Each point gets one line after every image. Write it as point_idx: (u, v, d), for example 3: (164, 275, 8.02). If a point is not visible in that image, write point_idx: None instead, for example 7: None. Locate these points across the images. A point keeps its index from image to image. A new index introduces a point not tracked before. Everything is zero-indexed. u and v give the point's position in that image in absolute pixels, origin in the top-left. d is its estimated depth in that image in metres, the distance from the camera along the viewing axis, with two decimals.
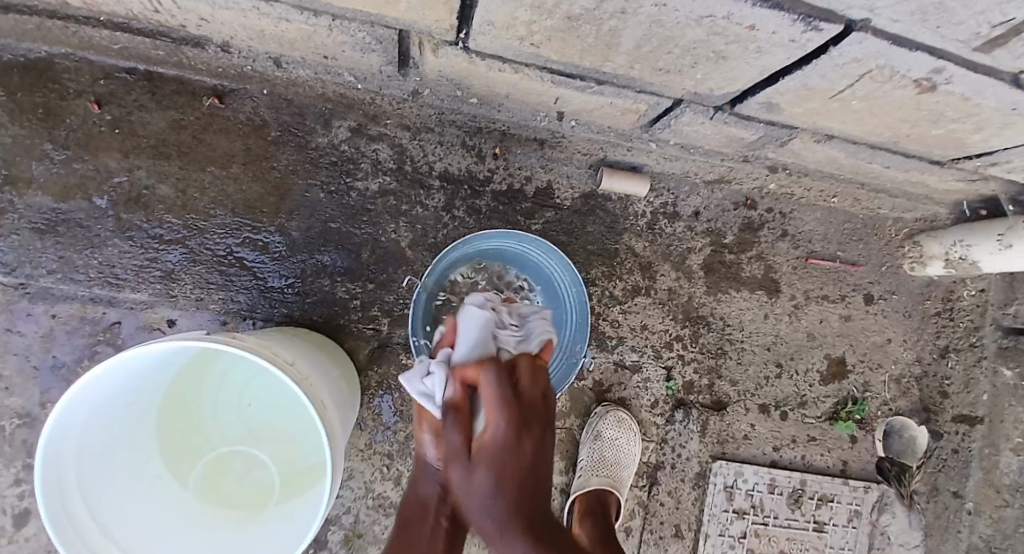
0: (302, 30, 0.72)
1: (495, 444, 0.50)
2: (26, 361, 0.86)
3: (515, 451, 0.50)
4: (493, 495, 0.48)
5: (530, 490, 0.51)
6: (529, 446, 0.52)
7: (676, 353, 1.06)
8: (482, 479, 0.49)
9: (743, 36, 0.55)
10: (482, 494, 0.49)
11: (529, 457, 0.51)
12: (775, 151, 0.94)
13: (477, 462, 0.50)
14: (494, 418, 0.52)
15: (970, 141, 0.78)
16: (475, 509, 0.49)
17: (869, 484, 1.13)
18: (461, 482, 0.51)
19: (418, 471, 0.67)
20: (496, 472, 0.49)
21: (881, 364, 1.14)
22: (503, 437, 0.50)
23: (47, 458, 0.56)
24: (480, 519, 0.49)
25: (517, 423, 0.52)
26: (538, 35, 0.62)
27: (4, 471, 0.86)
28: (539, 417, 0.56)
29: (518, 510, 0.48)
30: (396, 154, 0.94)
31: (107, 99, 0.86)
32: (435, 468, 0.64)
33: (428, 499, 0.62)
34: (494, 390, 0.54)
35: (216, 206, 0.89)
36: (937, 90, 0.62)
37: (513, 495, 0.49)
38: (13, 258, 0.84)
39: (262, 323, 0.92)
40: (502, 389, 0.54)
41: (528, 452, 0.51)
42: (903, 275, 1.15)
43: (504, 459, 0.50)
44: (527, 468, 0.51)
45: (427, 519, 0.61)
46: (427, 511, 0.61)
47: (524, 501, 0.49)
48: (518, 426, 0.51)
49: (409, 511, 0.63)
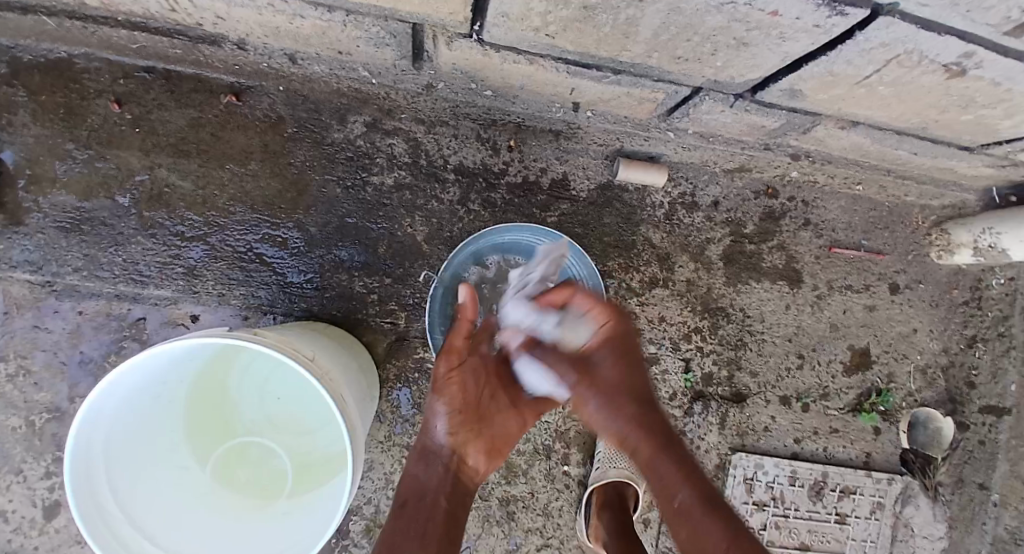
0: (316, 26, 0.71)
1: (612, 339, 0.73)
2: (55, 356, 0.89)
3: (625, 344, 0.74)
4: (613, 375, 0.73)
5: (638, 380, 0.74)
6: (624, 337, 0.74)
7: (694, 346, 1.05)
8: (609, 367, 0.73)
9: (765, 22, 0.54)
10: (613, 374, 0.73)
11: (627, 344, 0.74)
12: (798, 139, 0.92)
13: (597, 358, 0.73)
14: (607, 321, 0.74)
15: (1000, 127, 0.75)
16: (601, 389, 0.73)
17: (892, 476, 1.12)
18: (585, 378, 0.74)
19: (416, 452, 0.75)
20: (614, 356, 0.73)
21: (906, 355, 1.12)
22: (615, 330, 0.74)
23: (77, 452, 0.58)
24: (596, 395, 0.74)
25: (623, 323, 0.74)
26: (553, 26, 0.61)
27: (35, 464, 0.89)
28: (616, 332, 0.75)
29: (627, 388, 0.73)
30: (411, 148, 0.94)
31: (126, 99, 0.88)
32: (436, 451, 0.74)
33: (427, 478, 0.72)
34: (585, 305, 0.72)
35: (235, 203, 0.90)
36: (966, 74, 0.60)
37: (626, 378, 0.73)
38: (40, 257, 0.87)
39: (282, 318, 0.93)
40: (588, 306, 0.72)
41: (631, 347, 0.74)
42: (930, 264, 1.12)
43: (619, 354, 0.73)
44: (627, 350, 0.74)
45: (424, 499, 0.70)
46: (426, 489, 0.71)
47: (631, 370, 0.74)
48: (625, 328, 0.75)
49: (407, 489, 0.71)
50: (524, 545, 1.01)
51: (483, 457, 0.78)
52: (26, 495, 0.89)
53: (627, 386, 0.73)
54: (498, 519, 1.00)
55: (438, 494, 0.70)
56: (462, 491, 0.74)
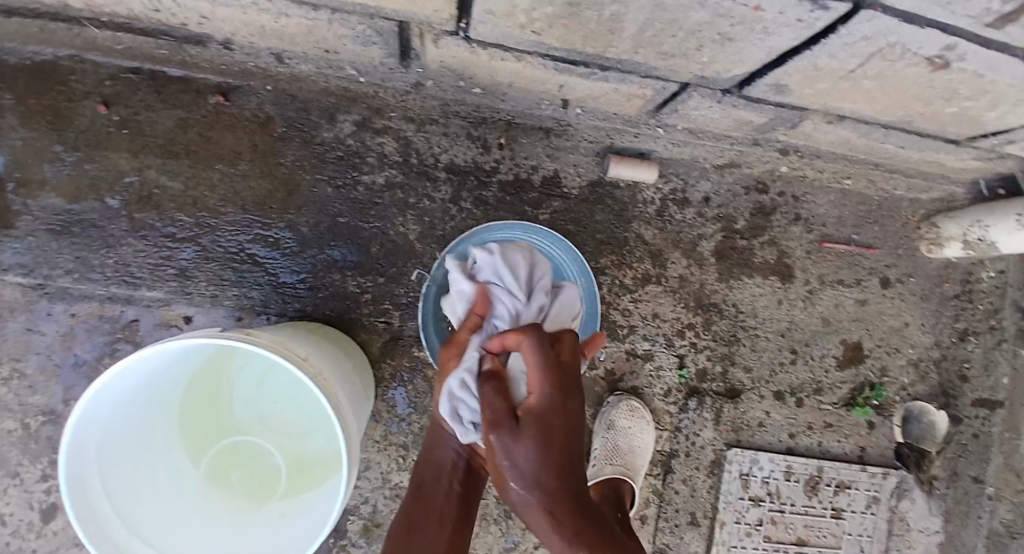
0: (302, 25, 0.72)
1: (544, 415, 0.53)
2: (48, 360, 0.88)
3: (562, 421, 0.54)
4: (541, 464, 0.51)
5: (570, 454, 0.54)
6: (567, 411, 0.55)
7: (687, 341, 1.05)
8: (530, 450, 0.51)
9: (749, 17, 0.54)
10: (529, 467, 0.51)
11: (562, 419, 0.54)
12: (786, 134, 0.93)
13: (521, 428, 0.53)
14: (542, 390, 0.55)
15: (986, 119, 0.76)
16: (513, 479, 0.51)
17: (887, 470, 1.12)
18: (499, 448, 0.52)
19: (434, 433, 0.72)
20: (541, 440, 0.52)
21: (898, 349, 1.12)
22: (551, 405, 0.54)
23: (70, 456, 0.57)
24: (515, 485, 0.52)
25: (567, 395, 0.56)
26: (538, 22, 0.61)
27: (31, 468, 0.89)
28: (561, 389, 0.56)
29: (558, 482, 0.52)
30: (401, 147, 0.94)
31: (114, 100, 0.87)
32: (450, 439, 0.70)
33: (443, 462, 0.70)
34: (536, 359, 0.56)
35: (226, 203, 0.90)
36: (949, 67, 0.60)
37: (557, 462, 0.52)
38: (31, 260, 0.87)
39: (275, 318, 0.93)
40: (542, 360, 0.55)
41: (571, 427, 0.55)
42: (920, 257, 1.13)
43: (548, 430, 0.53)
44: (565, 425, 0.54)
45: (441, 482, 0.70)
46: (441, 473, 0.70)
47: (556, 466, 0.52)
48: (566, 398, 0.56)
49: (425, 473, 0.71)
50: (521, 543, 1.01)
51: None
52: (23, 498, 0.89)
53: (554, 477, 0.52)
54: (495, 517, 1.00)
55: (453, 480, 0.70)
56: (479, 474, 0.73)
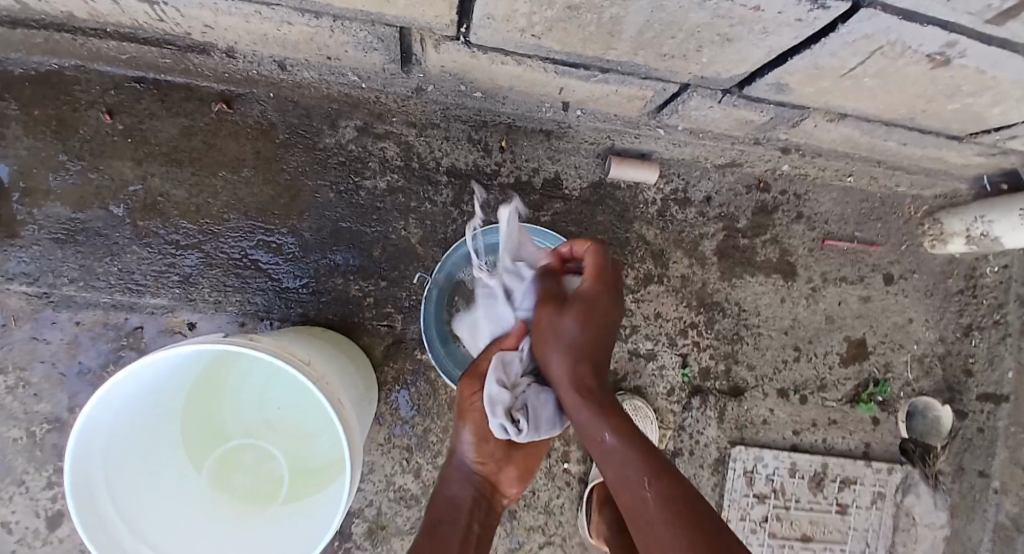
0: (304, 32, 0.72)
1: (591, 296, 0.64)
2: (54, 368, 0.89)
3: (604, 306, 0.64)
4: (582, 332, 0.61)
5: (604, 344, 0.63)
6: (614, 311, 0.65)
7: (690, 341, 1.05)
8: (572, 317, 0.62)
9: (748, 17, 0.54)
10: (568, 326, 0.62)
11: (607, 312, 0.64)
12: (788, 133, 0.92)
13: (569, 306, 0.64)
14: (592, 281, 0.66)
15: (988, 115, 0.76)
16: (556, 341, 0.62)
17: (892, 465, 1.12)
18: (549, 318, 0.64)
19: (448, 472, 0.72)
20: (583, 315, 0.62)
21: (902, 345, 1.12)
22: (596, 293, 0.64)
23: (75, 462, 0.58)
24: (553, 349, 0.62)
25: (614, 294, 0.66)
26: (539, 26, 0.61)
27: (37, 475, 0.89)
28: (612, 290, 0.66)
29: (591, 355, 0.61)
30: (403, 151, 0.94)
31: (118, 110, 0.88)
32: (469, 474, 0.71)
33: (460, 499, 0.70)
34: (594, 259, 0.68)
35: (229, 210, 0.91)
36: (950, 64, 0.60)
37: (593, 336, 0.62)
38: (36, 269, 0.87)
39: (279, 323, 0.93)
40: (597, 260, 0.67)
41: (611, 317, 0.65)
42: (924, 254, 1.13)
43: (592, 314, 0.63)
44: (609, 316, 0.64)
45: (459, 520, 0.68)
46: (459, 513, 0.69)
47: (592, 344, 0.62)
48: (612, 301, 0.65)
49: (439, 510, 0.69)
50: (526, 544, 1.02)
51: (513, 480, 0.74)
52: (28, 506, 0.89)
53: (589, 351, 0.61)
54: (500, 518, 1.00)
55: (471, 520, 0.69)
56: (492, 515, 0.73)
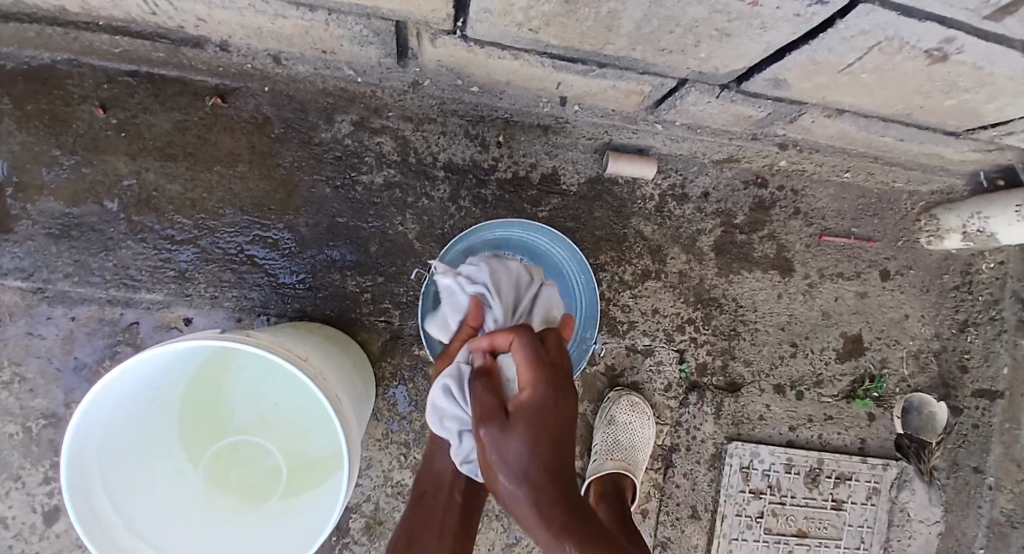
0: (299, 26, 0.71)
1: (539, 406, 0.52)
2: (50, 363, 0.89)
3: (556, 414, 0.52)
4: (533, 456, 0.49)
5: (563, 460, 0.52)
6: (563, 409, 0.54)
7: (688, 336, 1.05)
8: (522, 441, 0.49)
9: (746, 12, 0.54)
10: (517, 455, 0.49)
11: (557, 421, 0.52)
12: (785, 128, 0.92)
13: (512, 423, 0.51)
14: (535, 383, 0.54)
15: (986, 111, 0.76)
16: (507, 471, 0.50)
17: (887, 461, 1.13)
18: (493, 444, 0.51)
19: (434, 447, 0.75)
20: (533, 433, 0.50)
21: (898, 341, 1.13)
22: (543, 399, 0.52)
23: (72, 457, 0.57)
24: (507, 479, 0.50)
25: (558, 387, 0.54)
26: (536, 20, 0.61)
27: (33, 470, 0.89)
28: (556, 388, 0.54)
29: (552, 487, 0.49)
30: (399, 146, 0.94)
31: (112, 104, 0.87)
32: (449, 448, 0.73)
33: (442, 473, 0.72)
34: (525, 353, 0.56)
35: (225, 205, 0.90)
36: (949, 60, 0.60)
37: (551, 460, 0.50)
38: (30, 264, 0.87)
39: (275, 319, 0.93)
40: (530, 354, 0.56)
41: (566, 418, 0.54)
42: (920, 249, 1.13)
43: (540, 423, 0.51)
44: (560, 425, 0.52)
45: (440, 493, 0.71)
46: (440, 486, 0.72)
47: (548, 467, 0.50)
48: (561, 393, 0.54)
49: (426, 483, 0.73)
50: (523, 538, 1.02)
51: None
52: (25, 501, 0.89)
53: (551, 478, 0.49)
54: (497, 513, 1.01)
55: (451, 491, 0.71)
56: (477, 489, 0.74)
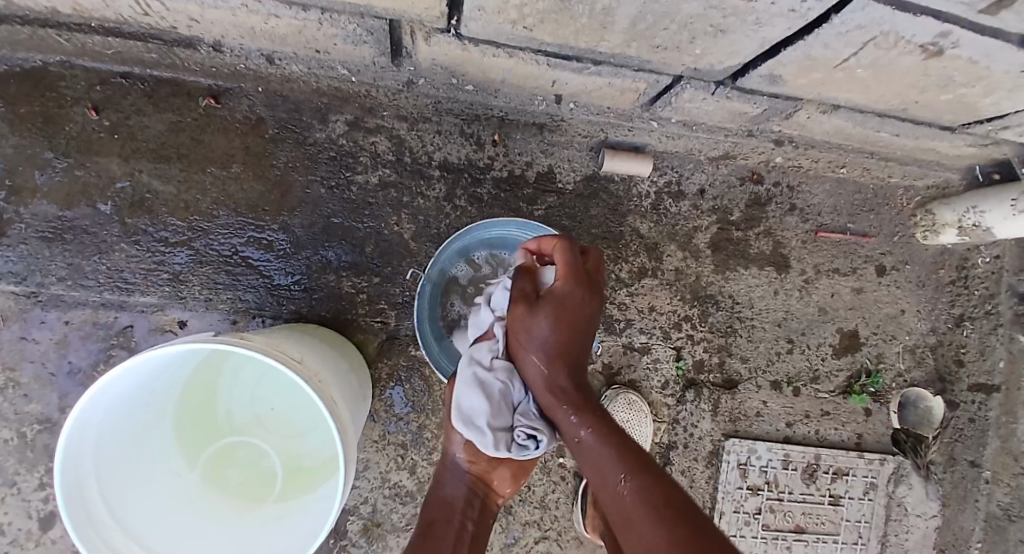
0: (292, 25, 0.71)
1: (564, 294, 0.62)
2: (44, 368, 0.88)
3: (580, 300, 0.63)
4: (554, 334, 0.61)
5: (579, 339, 0.65)
6: (590, 303, 0.64)
7: (684, 334, 1.05)
8: (548, 316, 0.62)
9: (741, 8, 0.54)
10: (542, 330, 0.62)
11: (585, 312, 0.64)
12: (780, 124, 0.92)
13: (541, 306, 0.63)
14: (565, 278, 0.63)
15: (981, 105, 0.76)
16: (530, 344, 0.62)
17: (884, 456, 1.13)
18: (522, 318, 0.63)
19: (443, 473, 0.74)
20: (557, 313, 0.62)
21: (894, 336, 1.13)
22: (571, 290, 0.62)
23: (66, 464, 0.57)
24: (532, 352, 0.62)
25: (586, 285, 0.64)
26: (530, 18, 0.61)
27: (28, 476, 0.89)
28: (589, 288, 0.64)
29: (565, 362, 0.63)
30: (394, 145, 0.93)
31: (105, 105, 0.86)
32: (462, 472, 0.72)
33: (453, 499, 0.71)
34: (567, 256, 0.63)
35: (218, 206, 0.90)
36: (944, 54, 0.60)
37: (567, 336, 0.63)
38: (24, 268, 0.86)
39: (271, 321, 0.93)
40: (571, 257, 0.63)
41: (587, 309, 0.64)
42: (915, 244, 1.13)
43: (566, 308, 0.62)
44: (582, 314, 0.63)
45: (452, 521, 0.70)
46: (452, 513, 0.70)
47: (568, 345, 0.63)
48: (586, 291, 0.63)
49: (434, 511, 0.71)
50: (522, 538, 1.02)
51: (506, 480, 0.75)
52: (21, 506, 0.89)
53: (566, 342, 0.63)
54: (496, 513, 1.01)
55: (465, 518, 0.70)
56: (485, 519, 0.74)
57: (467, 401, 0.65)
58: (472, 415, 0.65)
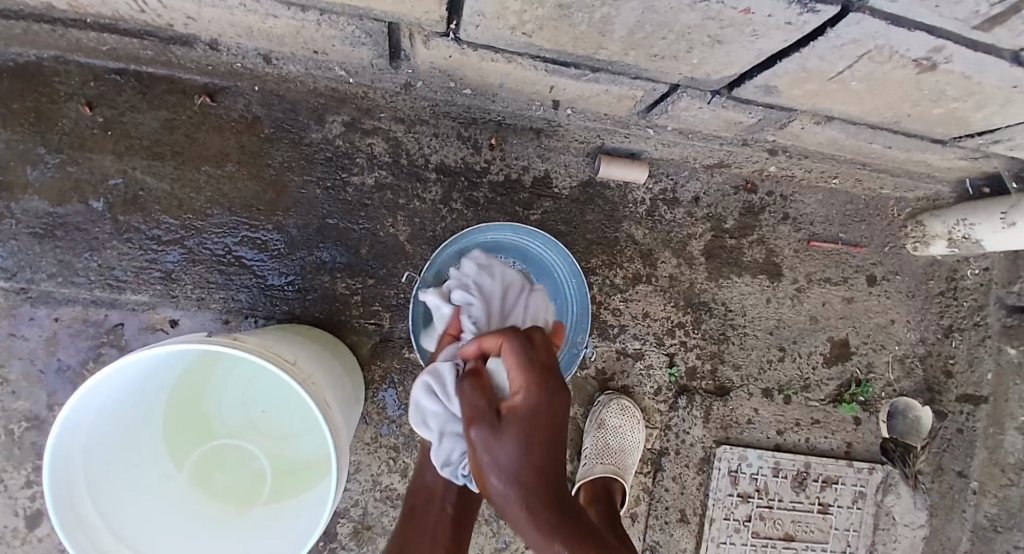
0: (290, 26, 0.71)
1: (532, 409, 0.50)
2: (33, 365, 0.87)
3: (552, 417, 0.50)
4: (523, 460, 0.47)
5: (558, 457, 0.50)
6: (558, 407, 0.52)
7: (678, 340, 1.06)
8: (515, 445, 0.48)
9: (738, 19, 0.54)
10: (507, 459, 0.48)
11: (556, 421, 0.51)
12: (775, 134, 0.93)
13: (505, 424, 0.50)
14: (527, 387, 0.52)
15: (972, 120, 0.77)
16: (496, 475, 0.48)
17: (873, 465, 1.14)
18: (483, 446, 0.50)
19: (424, 457, 0.75)
20: (527, 436, 0.48)
21: (884, 345, 1.14)
22: (538, 404, 0.51)
23: (55, 465, 0.56)
24: (498, 482, 0.48)
25: (552, 391, 0.52)
26: (529, 24, 0.61)
27: (15, 473, 0.87)
28: (555, 392, 0.53)
29: (545, 491, 0.48)
30: (391, 147, 0.93)
31: (98, 102, 0.86)
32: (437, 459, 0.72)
33: (432, 483, 0.72)
34: (519, 358, 0.55)
35: (212, 205, 0.89)
36: (937, 69, 0.61)
37: (542, 461, 0.48)
38: (13, 264, 0.85)
39: (263, 321, 0.92)
40: (523, 355, 0.55)
41: (561, 421, 0.52)
42: (906, 256, 1.14)
43: (533, 427, 0.49)
44: (556, 424, 0.50)
45: (432, 503, 0.71)
46: (432, 496, 0.71)
47: (545, 472, 0.48)
48: (554, 393, 0.52)
49: (417, 496, 0.73)
50: (513, 543, 1.02)
51: None
52: (6, 505, 0.87)
53: (545, 483, 0.48)
54: (487, 518, 1.00)
55: (444, 501, 0.71)
56: (470, 498, 0.73)
57: (420, 399, 0.65)
58: (425, 415, 0.65)
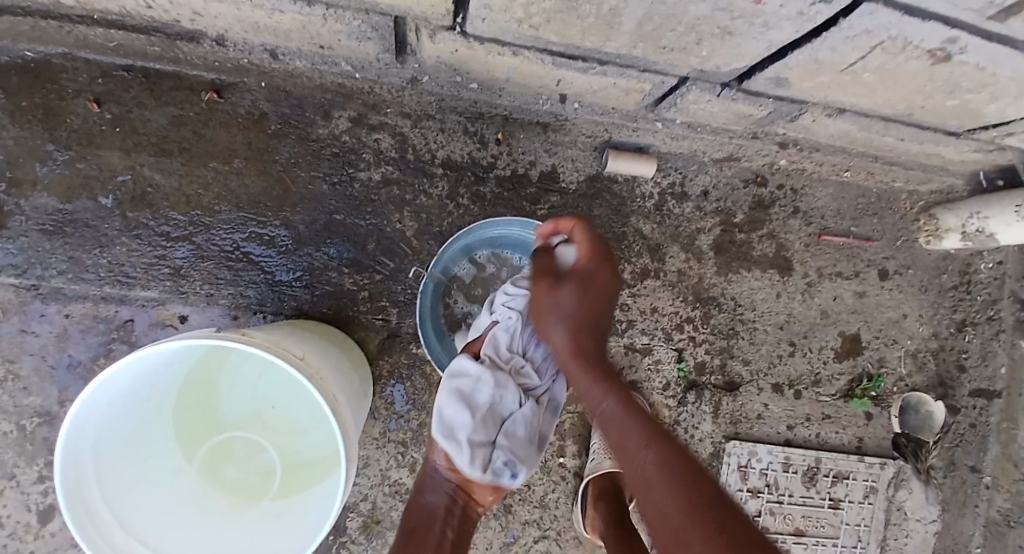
0: (296, 21, 0.70)
1: (591, 275, 0.63)
2: (44, 361, 0.88)
3: (603, 285, 0.63)
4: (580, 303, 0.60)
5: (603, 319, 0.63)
6: (611, 283, 0.64)
7: (687, 335, 1.05)
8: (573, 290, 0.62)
9: (748, 11, 0.53)
10: (569, 297, 0.61)
11: (608, 289, 0.63)
12: (785, 127, 0.92)
13: (567, 281, 0.63)
14: (591, 260, 0.64)
15: (987, 111, 0.76)
16: (556, 316, 0.61)
17: (884, 460, 1.13)
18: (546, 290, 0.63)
19: (425, 480, 0.70)
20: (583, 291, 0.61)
21: (896, 340, 1.13)
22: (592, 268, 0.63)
23: (66, 460, 0.57)
24: (554, 322, 0.61)
25: (612, 270, 0.65)
26: (536, 17, 0.60)
27: (28, 469, 0.89)
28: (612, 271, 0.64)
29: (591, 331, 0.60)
30: (398, 142, 0.93)
31: (106, 99, 0.86)
32: (443, 483, 0.68)
33: (435, 508, 0.67)
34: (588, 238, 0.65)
35: (220, 202, 0.90)
36: (952, 60, 0.59)
37: (593, 308, 0.61)
38: (24, 261, 0.86)
39: (272, 317, 0.92)
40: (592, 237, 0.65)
41: (610, 292, 0.64)
42: (918, 249, 1.13)
43: (590, 283, 0.62)
44: (607, 290, 0.63)
45: (432, 531, 0.66)
46: (434, 521, 0.66)
47: (595, 315, 0.61)
48: (610, 274, 0.64)
49: (415, 520, 0.68)
50: (522, 537, 1.02)
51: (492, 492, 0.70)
52: (20, 500, 0.89)
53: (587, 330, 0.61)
54: (496, 512, 1.01)
55: (446, 527, 0.66)
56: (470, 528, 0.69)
57: (450, 411, 0.67)
58: (454, 428, 0.66)
